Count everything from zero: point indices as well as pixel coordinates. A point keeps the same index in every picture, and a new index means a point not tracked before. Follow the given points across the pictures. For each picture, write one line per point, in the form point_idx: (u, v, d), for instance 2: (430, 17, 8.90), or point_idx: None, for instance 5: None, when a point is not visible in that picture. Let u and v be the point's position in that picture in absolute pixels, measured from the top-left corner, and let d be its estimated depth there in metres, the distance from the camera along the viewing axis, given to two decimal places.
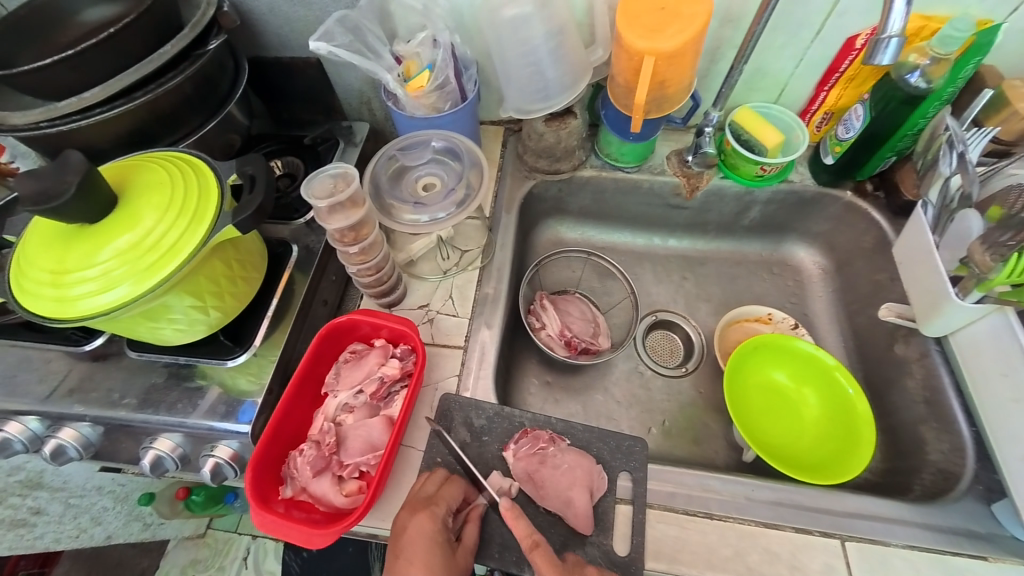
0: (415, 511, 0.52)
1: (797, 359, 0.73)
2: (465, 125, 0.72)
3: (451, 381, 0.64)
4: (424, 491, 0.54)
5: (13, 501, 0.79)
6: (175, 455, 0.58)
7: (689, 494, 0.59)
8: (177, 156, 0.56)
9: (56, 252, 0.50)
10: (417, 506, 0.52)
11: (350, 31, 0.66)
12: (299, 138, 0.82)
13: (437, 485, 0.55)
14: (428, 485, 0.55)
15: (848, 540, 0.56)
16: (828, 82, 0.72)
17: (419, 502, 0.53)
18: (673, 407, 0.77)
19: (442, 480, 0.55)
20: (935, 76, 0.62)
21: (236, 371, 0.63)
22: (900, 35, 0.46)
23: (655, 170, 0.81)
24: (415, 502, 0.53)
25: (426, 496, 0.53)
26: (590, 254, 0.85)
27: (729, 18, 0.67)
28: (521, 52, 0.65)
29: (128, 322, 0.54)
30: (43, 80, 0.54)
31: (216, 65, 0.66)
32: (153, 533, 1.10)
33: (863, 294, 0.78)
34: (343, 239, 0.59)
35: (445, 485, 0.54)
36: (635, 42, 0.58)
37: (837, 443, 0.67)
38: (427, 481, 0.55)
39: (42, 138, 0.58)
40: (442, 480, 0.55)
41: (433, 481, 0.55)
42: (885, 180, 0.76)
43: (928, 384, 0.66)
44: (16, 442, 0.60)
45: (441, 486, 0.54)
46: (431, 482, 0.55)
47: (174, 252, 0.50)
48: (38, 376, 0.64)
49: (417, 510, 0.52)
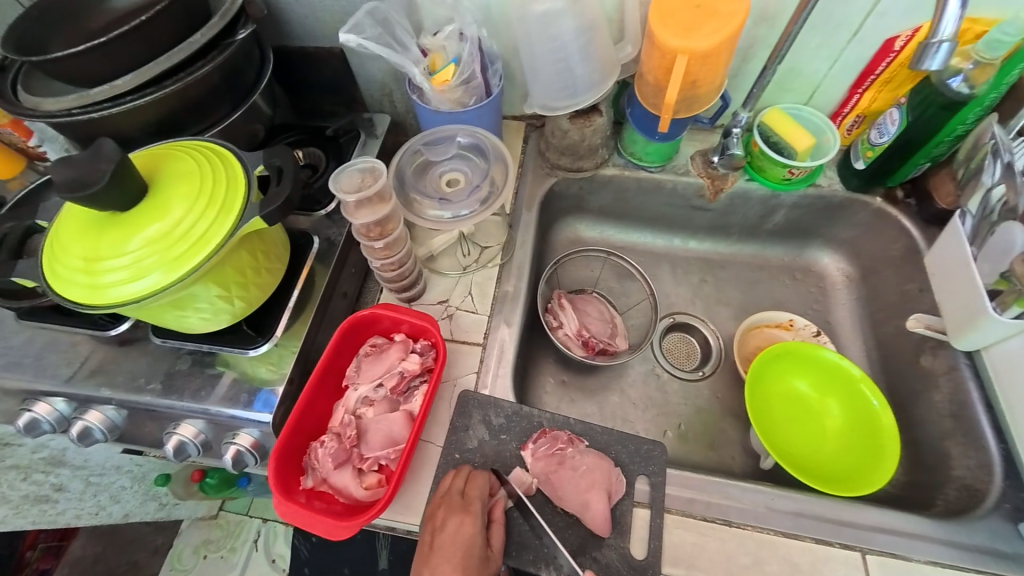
0: (453, 512, 0.52)
1: (821, 368, 0.72)
2: (488, 120, 0.72)
3: (470, 378, 0.64)
4: (455, 489, 0.54)
5: (37, 478, 0.80)
6: (198, 441, 0.59)
7: (708, 501, 0.58)
8: (204, 145, 0.57)
9: (89, 239, 0.50)
10: (454, 507, 0.52)
11: (379, 24, 0.65)
12: (321, 128, 0.81)
13: (465, 481, 0.55)
14: (458, 482, 0.55)
15: (868, 553, 0.56)
16: (863, 84, 0.70)
17: (454, 503, 0.53)
18: (690, 411, 0.76)
19: (469, 475, 0.55)
20: (978, 81, 0.60)
21: (258, 360, 0.63)
22: (952, 40, 0.43)
23: (679, 171, 0.80)
24: (450, 502, 0.53)
25: (459, 495, 0.53)
26: (609, 254, 0.84)
27: (764, 17, 0.66)
28: (551, 47, 0.64)
29: (156, 310, 0.54)
30: (76, 67, 0.54)
31: (243, 54, 0.65)
32: (169, 513, 1.13)
33: (890, 303, 0.76)
34: (368, 233, 0.59)
35: (473, 481, 0.55)
36: (669, 41, 0.57)
37: (861, 457, 0.66)
38: (455, 478, 0.55)
39: (73, 125, 0.58)
40: (469, 476, 0.55)
41: (461, 478, 0.55)
42: (917, 187, 0.74)
43: (955, 398, 0.65)
44: (44, 423, 0.61)
45: (469, 482, 0.55)
46: (459, 479, 0.55)
47: (203, 243, 0.50)
48: (66, 359, 0.65)
49: (455, 511, 0.52)
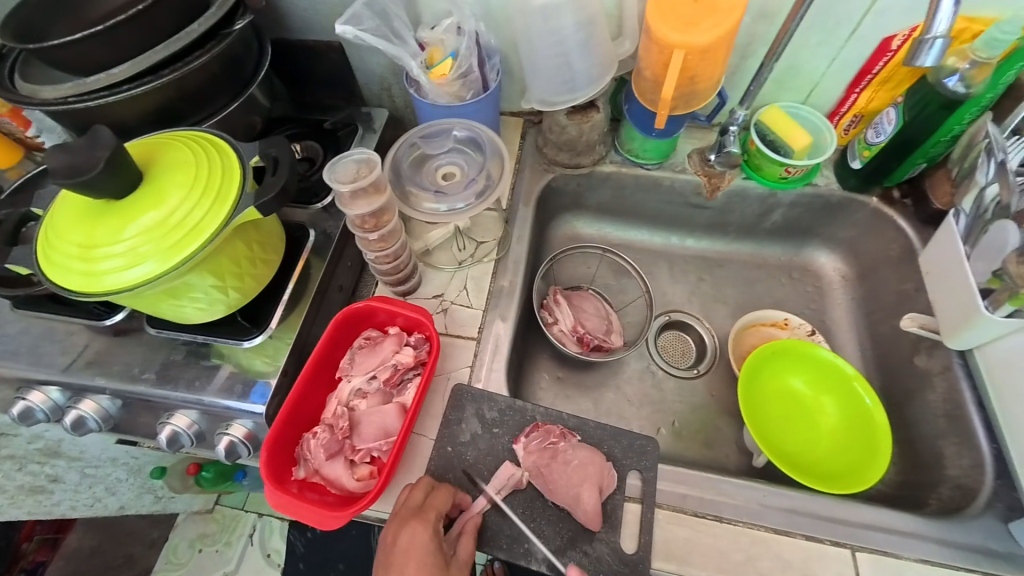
0: (405, 521, 0.51)
1: (815, 366, 0.72)
2: (486, 115, 0.72)
3: (464, 372, 0.64)
4: (412, 501, 0.53)
5: (31, 468, 0.80)
6: (191, 432, 0.59)
7: (700, 496, 0.58)
8: (201, 135, 0.57)
9: (85, 226, 0.51)
10: (408, 516, 0.51)
11: (377, 16, 0.65)
12: (319, 122, 0.81)
13: (425, 493, 0.54)
14: (415, 495, 0.53)
15: (859, 550, 0.56)
16: (860, 84, 0.70)
17: (409, 512, 0.52)
18: (685, 408, 0.76)
19: (430, 488, 0.54)
20: (975, 80, 0.59)
21: (253, 352, 0.63)
22: (947, 36, 0.44)
23: (676, 169, 0.80)
24: (405, 513, 0.52)
25: (416, 505, 0.53)
26: (606, 251, 0.84)
27: (763, 15, 0.66)
28: (551, 41, 0.64)
29: (151, 298, 0.54)
30: (74, 55, 0.54)
31: (241, 45, 0.65)
32: (165, 506, 1.13)
33: (886, 303, 0.76)
34: (363, 224, 0.59)
35: (434, 493, 0.54)
36: (668, 35, 0.57)
37: (854, 453, 0.66)
38: (413, 491, 0.54)
39: (71, 113, 0.58)
40: (429, 488, 0.54)
41: (419, 491, 0.54)
42: (914, 187, 0.74)
43: (950, 398, 0.65)
44: (38, 411, 0.62)
45: (429, 494, 0.54)
46: (418, 492, 0.54)
47: (196, 233, 0.50)
48: (61, 348, 0.65)
49: (409, 520, 0.51)
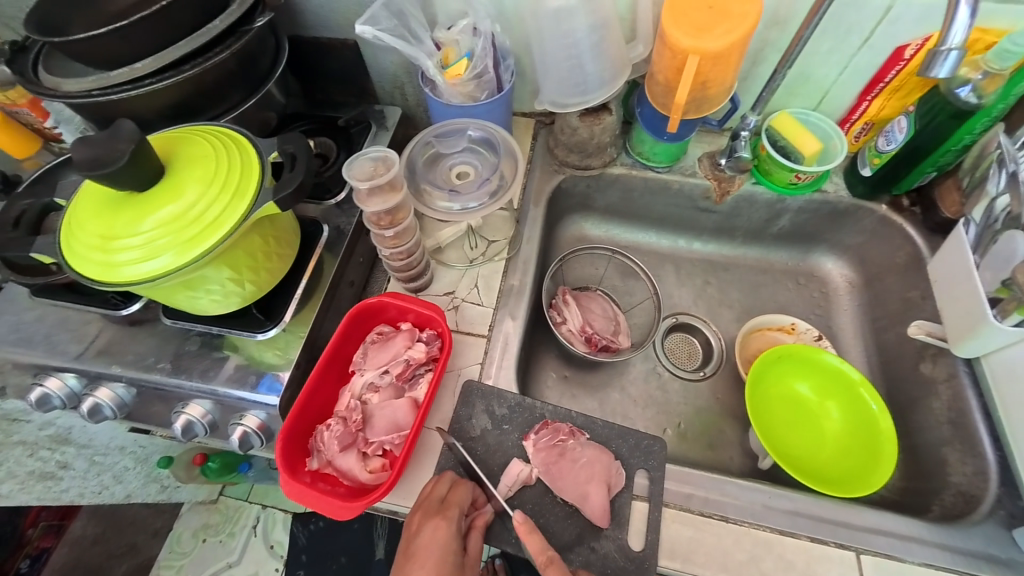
0: (429, 517, 0.52)
1: (823, 373, 0.72)
2: (499, 115, 0.73)
3: (474, 369, 0.65)
4: (435, 495, 0.54)
5: (43, 454, 0.81)
6: (205, 422, 0.60)
7: (706, 497, 0.59)
8: (221, 131, 0.58)
9: (104, 218, 0.51)
10: (431, 511, 0.53)
11: (394, 15, 0.66)
12: (332, 119, 0.82)
13: (447, 488, 0.55)
14: (439, 488, 0.55)
15: (863, 553, 0.56)
16: (871, 92, 0.71)
17: (432, 508, 0.53)
18: (689, 410, 0.77)
19: (452, 483, 0.55)
20: (987, 91, 0.59)
21: (264, 344, 0.64)
22: (961, 48, 0.44)
23: (686, 172, 0.80)
24: (428, 507, 0.53)
25: (438, 499, 0.54)
26: (614, 253, 0.84)
27: (776, 21, 0.66)
28: (564, 44, 0.64)
29: (168, 290, 0.55)
30: (98, 50, 0.55)
31: (259, 41, 0.66)
32: (169, 495, 1.12)
33: (892, 311, 0.77)
34: (379, 222, 0.60)
35: (455, 488, 0.55)
36: (681, 40, 0.58)
37: (857, 459, 0.67)
38: (436, 485, 0.55)
39: (92, 106, 0.59)
40: (452, 483, 0.55)
41: (443, 484, 0.55)
42: (923, 196, 0.75)
43: (954, 405, 0.66)
44: (55, 398, 0.63)
45: (451, 489, 0.55)
46: (441, 486, 0.55)
47: (215, 226, 0.51)
48: (76, 336, 0.66)
49: (431, 516, 0.52)
